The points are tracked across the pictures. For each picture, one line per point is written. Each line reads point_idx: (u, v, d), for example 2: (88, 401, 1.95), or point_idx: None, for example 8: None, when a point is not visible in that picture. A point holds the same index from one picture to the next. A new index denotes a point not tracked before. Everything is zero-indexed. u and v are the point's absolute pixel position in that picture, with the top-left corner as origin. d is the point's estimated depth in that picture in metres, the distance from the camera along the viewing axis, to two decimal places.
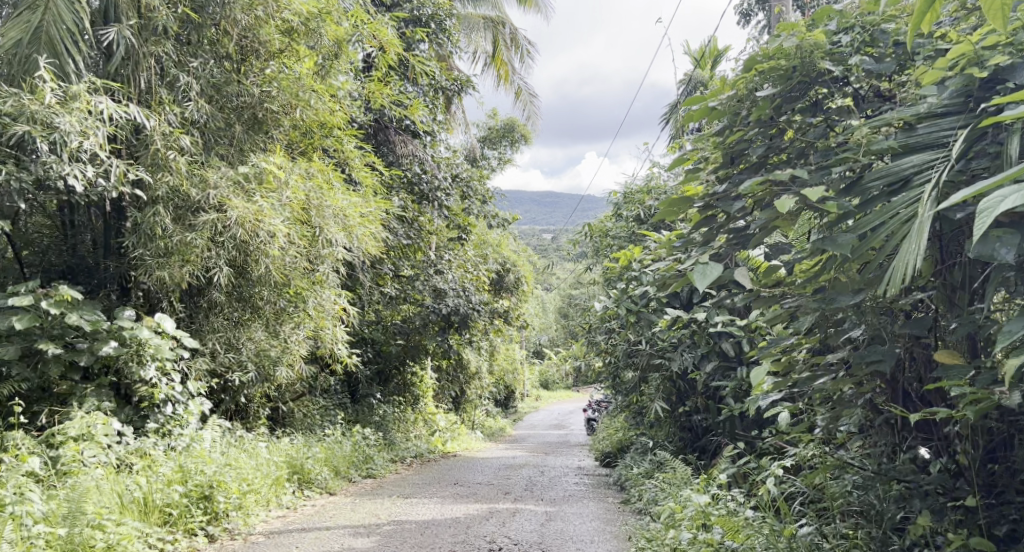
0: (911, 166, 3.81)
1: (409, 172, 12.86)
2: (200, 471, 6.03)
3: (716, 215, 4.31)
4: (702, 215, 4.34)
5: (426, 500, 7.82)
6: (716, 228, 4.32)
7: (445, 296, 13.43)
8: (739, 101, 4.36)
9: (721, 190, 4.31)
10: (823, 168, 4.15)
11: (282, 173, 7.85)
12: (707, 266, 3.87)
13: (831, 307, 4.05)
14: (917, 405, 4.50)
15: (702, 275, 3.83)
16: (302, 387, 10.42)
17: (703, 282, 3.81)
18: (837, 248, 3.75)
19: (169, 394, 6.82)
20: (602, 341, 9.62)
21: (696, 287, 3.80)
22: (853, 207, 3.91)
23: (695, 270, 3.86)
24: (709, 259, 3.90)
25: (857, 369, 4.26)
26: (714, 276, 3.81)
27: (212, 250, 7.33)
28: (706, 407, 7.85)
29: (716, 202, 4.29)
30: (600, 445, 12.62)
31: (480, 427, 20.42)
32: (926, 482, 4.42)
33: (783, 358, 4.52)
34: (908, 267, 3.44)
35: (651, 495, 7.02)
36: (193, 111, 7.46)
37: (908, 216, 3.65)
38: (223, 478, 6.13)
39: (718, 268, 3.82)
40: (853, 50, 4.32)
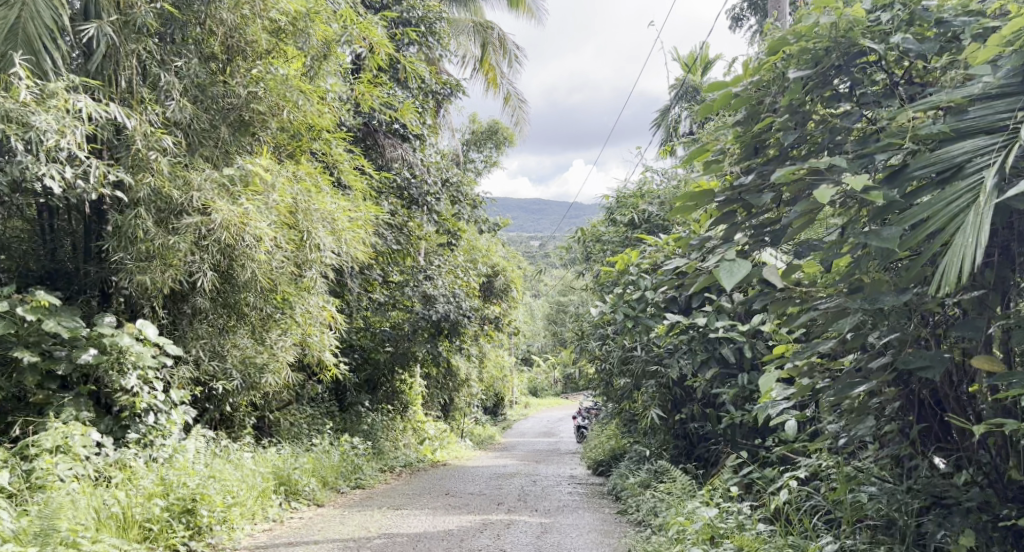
0: (964, 153, 3.58)
1: (398, 177, 12.66)
2: (181, 484, 5.76)
3: (735, 211, 4.13)
4: (721, 211, 4.14)
5: (417, 512, 7.58)
6: (736, 225, 4.13)
7: (435, 302, 13.21)
8: (766, 87, 4.21)
9: (745, 183, 4.08)
10: (859, 156, 3.91)
11: (270, 175, 7.62)
12: (735, 264, 3.65)
13: (874, 307, 3.80)
14: (950, 414, 4.29)
15: (729, 275, 3.62)
16: (288, 396, 10.20)
17: (731, 282, 3.59)
18: (884, 242, 3.55)
19: (151, 403, 6.57)
20: (596, 348, 9.44)
21: (724, 288, 3.58)
22: (898, 198, 3.69)
23: (721, 269, 3.65)
24: (736, 257, 3.69)
25: (880, 376, 4.07)
26: (742, 276, 3.59)
27: (196, 253, 7.11)
28: (704, 414, 7.66)
29: (739, 196, 4.09)
30: (592, 453, 12.43)
31: (469, 435, 20.21)
32: (966, 498, 4.21)
33: (811, 363, 4.28)
34: (966, 262, 3.29)
35: (651, 507, 6.83)
36: (176, 111, 7.23)
37: (962, 208, 3.45)
38: (207, 491, 5.87)
39: (746, 267, 3.61)
40: (894, 28, 4.05)
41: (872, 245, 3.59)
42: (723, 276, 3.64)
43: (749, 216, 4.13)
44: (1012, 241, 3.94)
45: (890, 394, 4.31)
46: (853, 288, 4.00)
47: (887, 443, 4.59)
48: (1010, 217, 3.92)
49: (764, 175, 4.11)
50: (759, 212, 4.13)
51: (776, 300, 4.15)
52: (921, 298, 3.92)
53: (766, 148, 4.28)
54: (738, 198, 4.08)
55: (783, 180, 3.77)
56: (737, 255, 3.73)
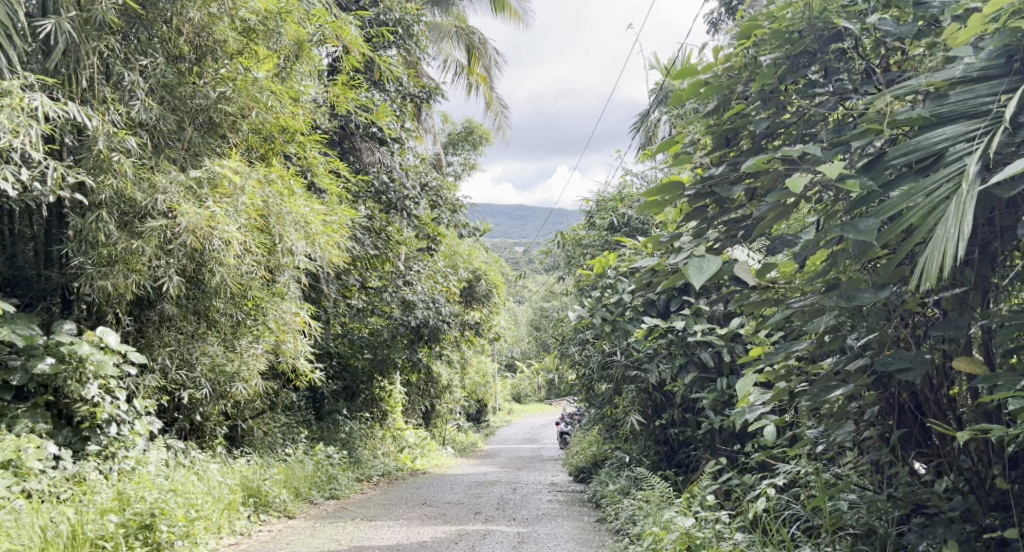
0: (944, 139, 3.43)
1: (376, 181, 12.50)
2: (139, 498, 5.49)
3: (706, 205, 4.00)
4: (692, 205, 4.01)
5: (391, 523, 7.39)
6: (708, 219, 3.99)
7: (414, 308, 13.03)
8: (736, 74, 4.10)
9: (714, 174, 3.97)
10: (835, 144, 3.76)
11: (240, 177, 7.40)
12: (705, 259, 3.50)
13: (851, 306, 3.66)
14: (931, 418, 4.16)
15: (698, 271, 3.47)
16: (262, 404, 9.99)
17: (700, 279, 3.44)
18: (861, 235, 3.40)
19: (113, 413, 6.37)
20: (576, 352, 9.29)
21: (692, 285, 3.43)
22: (875, 187, 3.54)
23: (691, 265, 3.50)
24: (707, 251, 3.54)
25: (859, 378, 3.93)
26: (712, 272, 3.44)
27: (162, 258, 6.93)
28: (684, 420, 7.51)
29: (711, 187, 3.97)
30: (573, 460, 12.25)
31: (451, 443, 19.99)
32: (947, 506, 4.07)
33: (788, 363, 4.14)
34: (949, 255, 3.15)
35: (628, 515, 6.67)
36: (140, 111, 7.03)
37: (943, 197, 3.31)
38: (167, 505, 5.58)
39: (717, 263, 3.46)
40: (871, 11, 3.92)
41: (849, 238, 3.44)
42: (692, 272, 3.49)
43: (721, 211, 3.98)
44: (993, 237, 3.81)
45: (869, 397, 4.16)
46: (830, 286, 3.86)
47: (865, 447, 4.45)
48: (993, 212, 3.78)
49: (736, 167, 3.97)
50: (732, 207, 3.98)
51: (750, 301, 4.00)
52: (901, 297, 3.78)
53: (738, 140, 4.15)
54: (710, 190, 3.96)
55: (755, 170, 3.60)
56: (708, 250, 3.58)
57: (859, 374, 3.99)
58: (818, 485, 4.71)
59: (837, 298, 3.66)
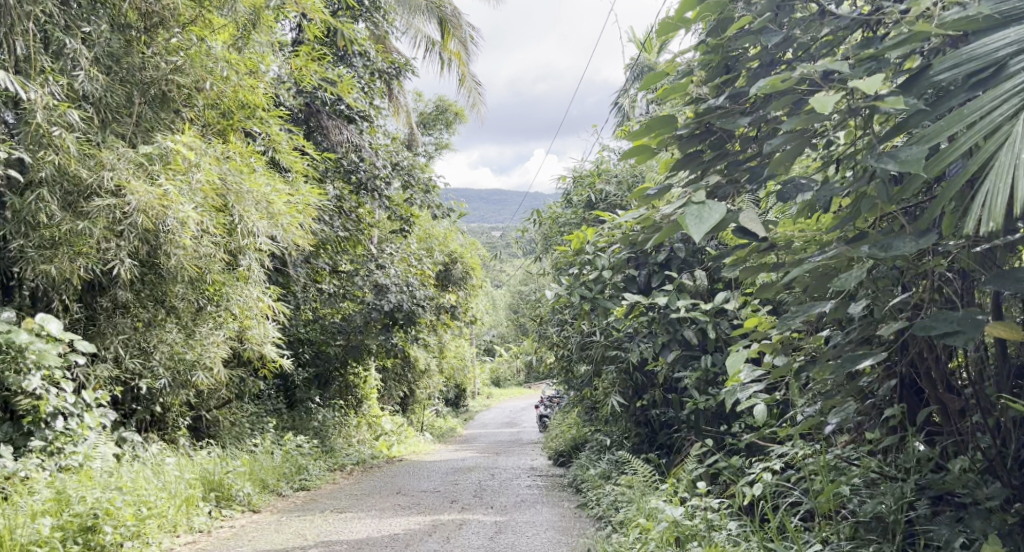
0: (1004, 44, 2.96)
1: (344, 161, 12.07)
2: (80, 498, 5.09)
3: (700, 149, 3.60)
4: (684, 151, 3.60)
5: (362, 515, 7.03)
6: (703, 164, 3.58)
7: (387, 292, 12.62)
8: None
9: (717, 107, 3.55)
10: (861, 63, 3.35)
11: (193, 153, 6.96)
12: (704, 208, 2.94)
13: (886, 256, 3.08)
14: (943, 392, 3.85)
15: (698, 221, 2.91)
16: (228, 394, 9.60)
17: (701, 231, 2.88)
18: (903, 165, 2.99)
19: (59, 406, 6.00)
20: (555, 333, 8.96)
21: (692, 239, 2.86)
22: (921, 106, 3.09)
23: (688, 215, 2.93)
24: (707, 199, 2.98)
25: (867, 349, 3.59)
26: (714, 224, 2.88)
27: (112, 240, 6.50)
28: (667, 400, 7.20)
29: (707, 125, 3.58)
30: (552, 444, 11.93)
31: (429, 429, 19.68)
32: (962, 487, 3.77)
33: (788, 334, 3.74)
34: (1018, 185, 2.72)
35: (610, 501, 6.37)
36: (84, 81, 6.58)
37: (1005, 115, 2.85)
38: (113, 505, 5.18)
39: (718, 214, 2.90)
40: None
41: (889, 168, 3.03)
42: (690, 223, 2.92)
43: (719, 157, 3.59)
44: None
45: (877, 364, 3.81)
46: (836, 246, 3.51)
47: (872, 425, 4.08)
48: None
49: (737, 99, 3.58)
50: (732, 151, 3.59)
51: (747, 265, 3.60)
52: (920, 258, 3.43)
53: (737, 74, 3.77)
54: (706, 129, 3.58)
55: (768, 89, 3.17)
56: (706, 197, 3.03)
57: (871, 344, 3.62)
58: (819, 468, 4.38)
59: (869, 248, 3.09)
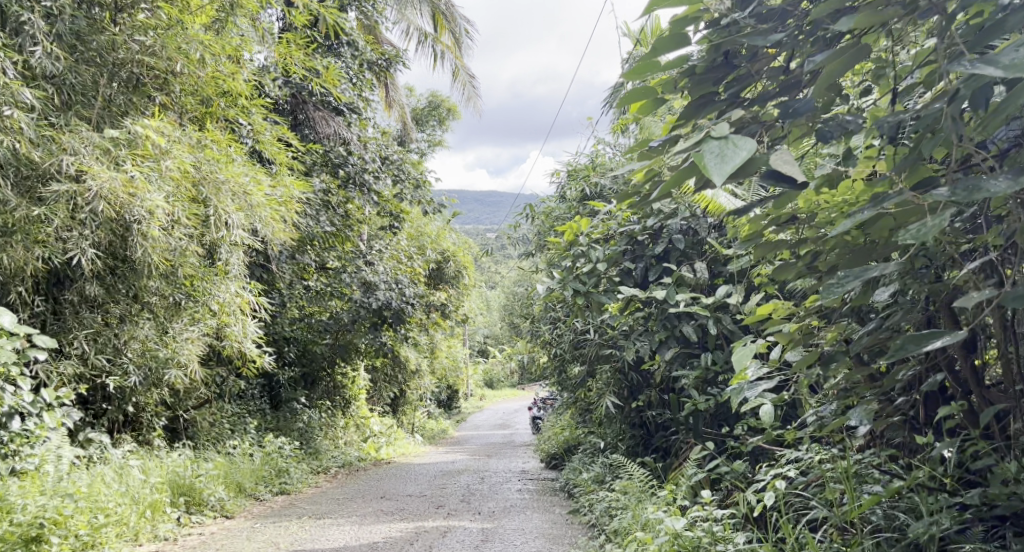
0: None
1: (331, 153, 11.64)
2: (23, 506, 4.72)
3: (715, 90, 2.84)
4: (693, 94, 2.83)
5: (341, 521, 6.63)
6: (720, 107, 2.82)
7: (376, 290, 12.16)
8: None
9: (741, 23, 2.77)
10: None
11: (163, 138, 6.56)
12: (728, 143, 2.33)
13: (972, 198, 2.40)
14: (982, 392, 3.42)
15: (719, 162, 2.30)
16: (206, 393, 9.21)
17: (722, 173, 2.28)
18: (1011, 69, 2.26)
19: (17, 405, 5.66)
20: (548, 331, 8.57)
21: (711, 182, 2.27)
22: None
23: (707, 153, 2.32)
24: (730, 133, 2.36)
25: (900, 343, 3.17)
26: (739, 164, 2.28)
27: (73, 228, 6.14)
28: (665, 402, 6.79)
29: (725, 52, 2.81)
30: (545, 445, 11.55)
31: (420, 430, 19.36)
32: (1002, 499, 3.37)
33: (806, 324, 3.34)
34: None
35: (603, 508, 6.00)
36: (41, 58, 6.16)
37: None
38: (61, 513, 4.85)
39: (743, 153, 2.29)
40: None
41: (991, 75, 2.27)
42: (710, 163, 2.32)
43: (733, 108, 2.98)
44: None
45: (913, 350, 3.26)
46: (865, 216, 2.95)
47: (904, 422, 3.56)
48: None
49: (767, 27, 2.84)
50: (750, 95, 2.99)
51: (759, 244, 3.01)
52: (967, 239, 2.97)
53: None
54: (726, 59, 2.81)
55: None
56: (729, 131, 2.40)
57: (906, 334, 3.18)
58: (840, 477, 3.98)
59: (947, 189, 2.43)
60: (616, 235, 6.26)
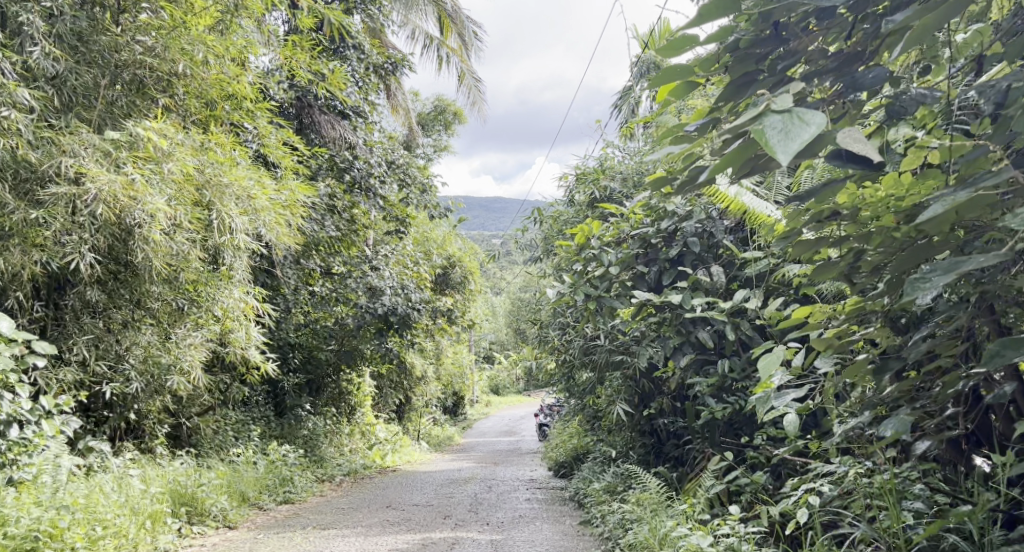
0: None
1: (336, 157, 11.50)
2: (15, 518, 4.59)
3: (758, 69, 2.74)
4: (734, 74, 2.73)
5: (346, 532, 6.47)
6: (765, 84, 2.71)
7: (381, 295, 11.80)
8: None
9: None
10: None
11: (166, 140, 6.43)
12: (793, 119, 2.24)
13: None
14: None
15: (785, 139, 2.22)
16: (209, 400, 9.06)
17: (788, 152, 2.20)
18: None
19: (16, 413, 5.53)
20: (557, 337, 8.42)
21: (777, 160, 2.18)
22: None
23: (770, 129, 2.24)
24: (794, 108, 2.28)
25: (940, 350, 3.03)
26: (807, 141, 2.20)
27: (73, 232, 6.00)
28: (679, 410, 6.64)
29: (774, 23, 2.74)
30: (553, 453, 11.37)
31: (426, 437, 19.17)
32: None
33: (842, 330, 3.21)
34: None
35: (618, 519, 5.85)
36: (40, 59, 6.04)
37: None
38: (57, 524, 4.72)
39: (810, 130, 2.22)
40: None
41: None
42: (773, 141, 2.23)
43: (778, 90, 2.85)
44: None
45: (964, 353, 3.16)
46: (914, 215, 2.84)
47: (956, 431, 3.48)
48: None
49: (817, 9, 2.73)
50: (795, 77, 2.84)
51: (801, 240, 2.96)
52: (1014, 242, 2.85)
53: None
54: (775, 30, 2.73)
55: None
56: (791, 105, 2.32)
57: (950, 341, 3.07)
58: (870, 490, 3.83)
59: None
60: (628, 239, 6.11)
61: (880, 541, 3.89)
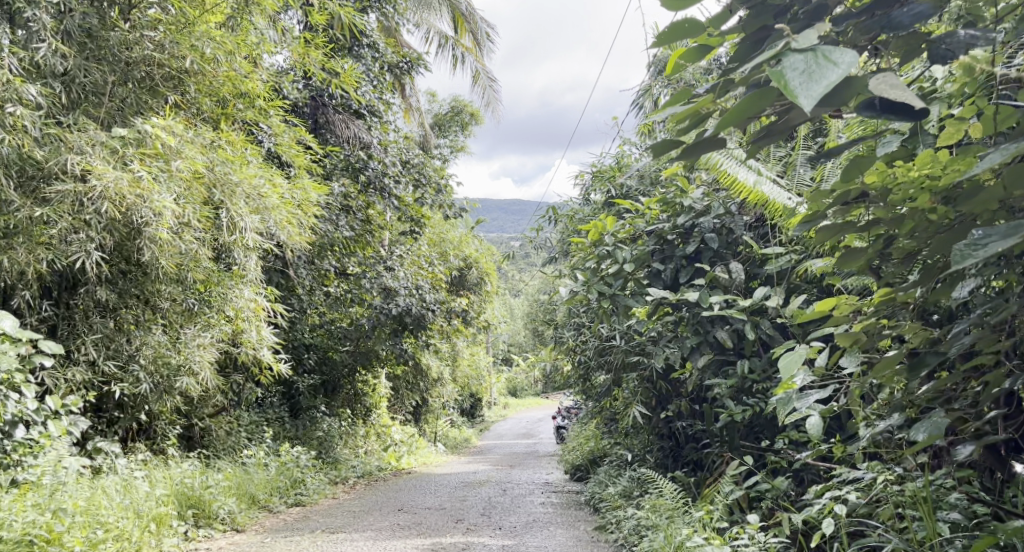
0: None
1: (351, 157, 11.38)
2: (10, 521, 4.51)
3: (776, 23, 2.54)
4: (750, 28, 2.53)
5: (356, 536, 6.34)
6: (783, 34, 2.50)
7: (395, 296, 11.57)
8: None
9: None
10: None
11: (175, 138, 6.33)
12: (816, 60, 2.14)
13: None
14: None
15: (807, 82, 2.12)
16: (222, 401, 8.96)
17: (812, 96, 2.10)
18: None
19: (23, 412, 5.46)
20: (572, 338, 8.25)
21: (800, 105, 2.09)
22: None
23: (790, 72, 2.14)
24: (818, 46, 2.17)
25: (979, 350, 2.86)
26: (832, 83, 2.11)
27: (78, 230, 5.91)
28: (697, 412, 6.46)
29: None
30: (569, 456, 11.19)
31: (443, 439, 19.05)
32: None
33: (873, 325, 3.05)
34: None
35: (633, 525, 5.68)
36: (48, 56, 5.97)
37: None
38: (55, 527, 4.64)
39: (837, 72, 2.12)
40: None
41: None
42: (794, 84, 2.13)
43: None
44: None
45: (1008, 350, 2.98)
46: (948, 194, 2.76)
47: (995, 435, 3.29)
48: None
49: None
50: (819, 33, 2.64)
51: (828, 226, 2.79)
52: None
53: None
54: None
55: None
56: (815, 42, 2.21)
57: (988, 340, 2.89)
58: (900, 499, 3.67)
59: None
60: (644, 235, 5.97)
61: (913, 550, 3.73)
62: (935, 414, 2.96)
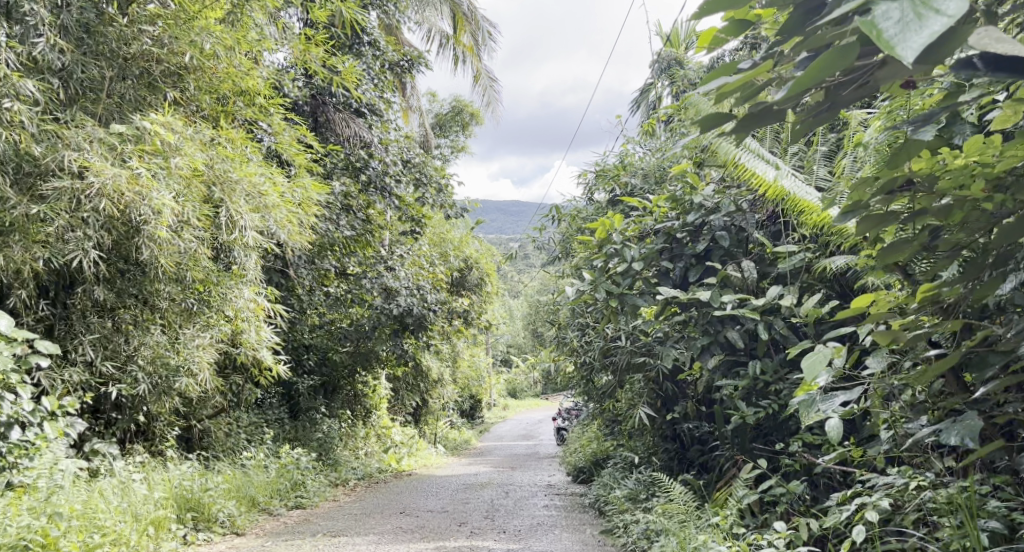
0: None
1: (352, 156, 11.26)
2: (4, 525, 4.41)
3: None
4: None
5: (359, 540, 6.23)
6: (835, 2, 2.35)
7: (396, 295, 11.53)
8: None
9: None
10: None
11: (175, 135, 6.21)
12: (912, 10, 2.15)
13: None
14: None
15: (906, 33, 2.14)
16: (222, 402, 8.83)
17: (914, 47, 2.12)
18: None
19: (20, 413, 5.35)
20: (576, 338, 8.13)
21: (901, 59, 2.11)
22: None
23: (885, 25, 2.15)
24: None
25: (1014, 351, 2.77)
26: (936, 33, 2.12)
27: (76, 229, 5.80)
28: (705, 414, 6.35)
29: None
30: (571, 458, 11.08)
31: (442, 441, 18.91)
32: None
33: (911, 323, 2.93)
34: None
35: (643, 529, 5.58)
36: (46, 51, 5.85)
37: None
38: (50, 531, 4.53)
39: (941, 21, 2.12)
40: None
41: None
42: (891, 37, 2.15)
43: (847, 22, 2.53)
44: None
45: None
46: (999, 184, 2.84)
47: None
48: None
49: None
50: None
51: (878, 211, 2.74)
52: None
53: None
54: None
55: None
56: None
57: None
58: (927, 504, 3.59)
59: None
60: (652, 233, 5.86)
61: None
62: (967, 417, 2.91)
